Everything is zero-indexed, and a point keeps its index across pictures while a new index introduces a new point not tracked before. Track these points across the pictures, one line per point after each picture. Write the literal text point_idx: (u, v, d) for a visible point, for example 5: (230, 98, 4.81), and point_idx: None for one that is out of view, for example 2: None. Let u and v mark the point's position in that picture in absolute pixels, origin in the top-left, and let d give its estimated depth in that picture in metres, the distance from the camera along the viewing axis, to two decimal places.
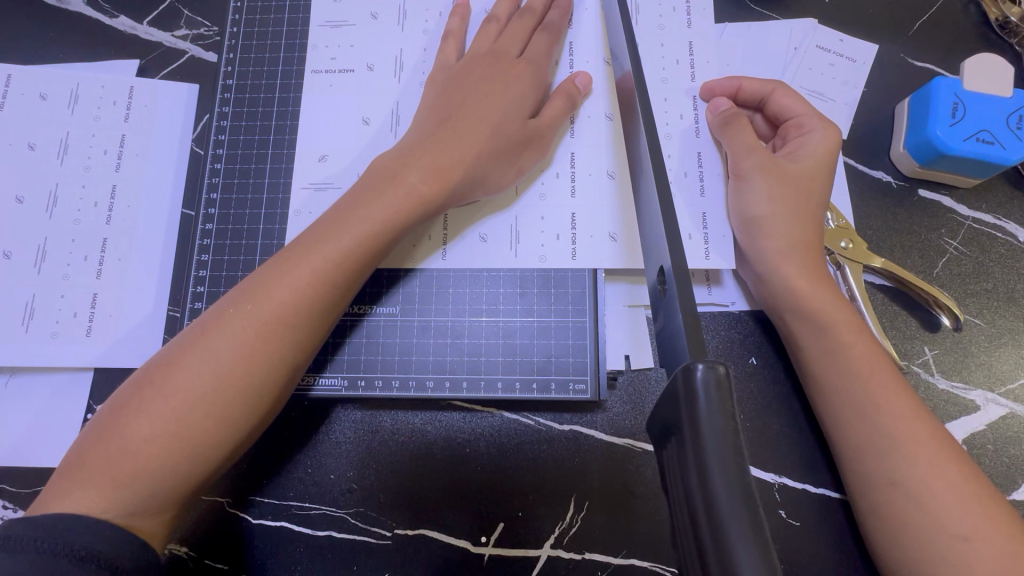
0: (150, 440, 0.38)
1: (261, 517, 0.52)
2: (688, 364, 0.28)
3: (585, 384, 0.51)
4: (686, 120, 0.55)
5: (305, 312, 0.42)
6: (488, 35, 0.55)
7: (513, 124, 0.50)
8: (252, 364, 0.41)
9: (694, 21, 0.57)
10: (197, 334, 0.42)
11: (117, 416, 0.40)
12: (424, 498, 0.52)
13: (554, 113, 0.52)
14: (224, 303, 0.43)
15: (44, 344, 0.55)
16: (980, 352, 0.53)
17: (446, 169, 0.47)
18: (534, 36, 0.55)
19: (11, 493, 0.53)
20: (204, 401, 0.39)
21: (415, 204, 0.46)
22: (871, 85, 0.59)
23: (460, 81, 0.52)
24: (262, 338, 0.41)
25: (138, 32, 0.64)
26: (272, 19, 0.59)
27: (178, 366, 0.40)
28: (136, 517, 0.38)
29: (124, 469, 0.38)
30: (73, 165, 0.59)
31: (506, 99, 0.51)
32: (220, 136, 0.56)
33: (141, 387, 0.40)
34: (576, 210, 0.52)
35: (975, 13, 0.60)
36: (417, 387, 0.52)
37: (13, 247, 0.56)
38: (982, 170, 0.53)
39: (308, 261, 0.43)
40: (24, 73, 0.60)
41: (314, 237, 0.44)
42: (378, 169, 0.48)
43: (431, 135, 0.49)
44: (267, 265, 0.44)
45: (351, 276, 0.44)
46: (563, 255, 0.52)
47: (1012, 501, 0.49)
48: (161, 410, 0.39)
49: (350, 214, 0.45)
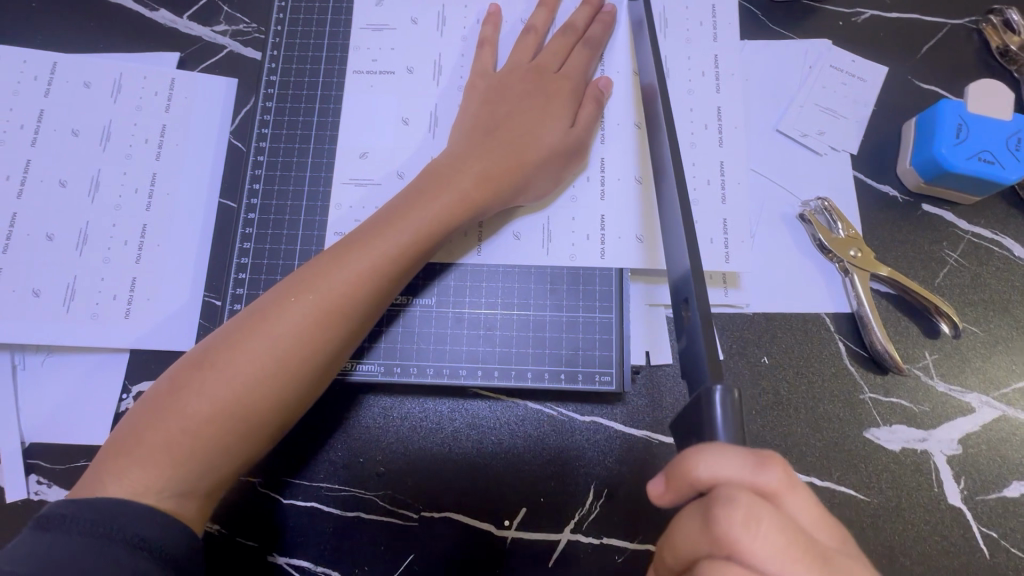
0: (211, 419, 0.41)
1: (293, 497, 0.54)
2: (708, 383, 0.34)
3: (610, 377, 0.54)
4: (711, 128, 0.58)
5: (359, 305, 0.45)
6: (523, 45, 0.58)
7: (554, 134, 0.53)
8: (309, 352, 0.44)
9: (719, 36, 0.61)
10: (252, 320, 0.44)
11: (176, 395, 0.42)
12: (450, 483, 0.55)
13: (586, 118, 0.55)
14: (278, 291, 0.45)
15: (83, 324, 0.57)
16: (977, 358, 0.56)
17: (493, 178, 0.51)
18: (572, 49, 0.58)
19: (46, 469, 0.55)
20: (262, 385, 0.42)
21: (461, 208, 0.49)
22: (880, 104, 0.62)
23: (498, 88, 0.56)
24: (318, 327, 0.44)
25: (179, 26, 0.65)
26: (315, 20, 0.61)
27: (236, 350, 0.43)
28: (183, 502, 0.40)
29: (185, 447, 0.40)
30: (115, 152, 0.61)
31: (544, 111, 0.54)
32: (264, 130, 0.59)
33: (199, 368, 0.42)
34: (605, 212, 0.55)
35: (978, 41, 0.64)
36: (450, 375, 0.54)
37: (55, 230, 0.58)
38: (982, 187, 0.56)
39: (361, 257, 0.46)
40: (69, 62, 0.62)
41: (366, 234, 0.47)
42: (431, 173, 0.51)
43: (477, 145, 0.52)
44: (320, 258, 0.47)
45: (400, 273, 0.47)
46: (592, 253, 0.55)
47: (1003, 498, 0.53)
48: (221, 392, 0.41)
49: (400, 215, 0.48)
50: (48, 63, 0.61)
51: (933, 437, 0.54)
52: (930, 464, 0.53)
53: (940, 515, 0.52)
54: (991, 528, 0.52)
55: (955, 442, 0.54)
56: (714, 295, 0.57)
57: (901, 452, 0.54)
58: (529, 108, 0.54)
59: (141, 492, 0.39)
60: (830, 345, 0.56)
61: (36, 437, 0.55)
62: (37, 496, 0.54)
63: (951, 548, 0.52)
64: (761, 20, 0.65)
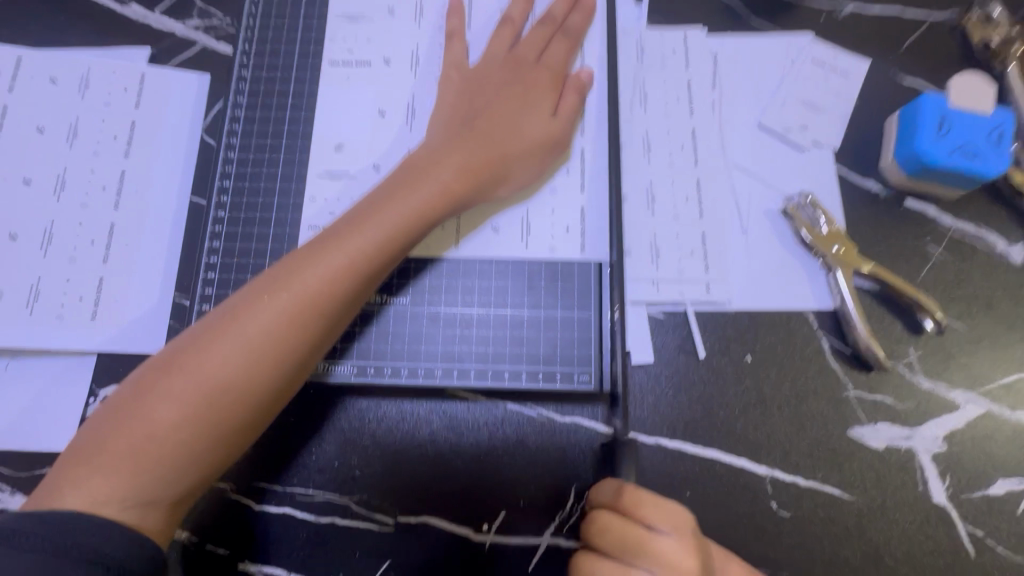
0: (178, 425, 0.40)
1: (265, 503, 0.53)
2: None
3: (589, 375, 0.52)
4: (687, 149, 0.60)
5: (334, 303, 0.44)
6: (496, 37, 0.57)
7: (532, 125, 0.52)
8: (281, 351, 0.42)
9: (692, 61, 0.62)
10: (223, 319, 0.42)
11: (142, 400, 0.40)
12: (427, 485, 0.53)
13: (564, 108, 0.54)
14: (250, 290, 0.44)
15: (47, 326, 0.55)
16: (961, 354, 0.55)
17: (474, 172, 0.50)
18: (552, 41, 0.57)
19: (8, 477, 0.53)
20: (233, 386, 0.41)
21: (441, 204, 0.48)
22: (862, 99, 0.62)
23: (475, 80, 0.55)
24: (291, 326, 0.42)
25: (149, 20, 0.64)
26: (288, 12, 0.60)
27: (204, 352, 0.41)
28: (148, 512, 0.39)
29: (152, 454, 0.39)
30: (81, 149, 0.59)
31: (522, 102, 0.53)
32: (235, 126, 0.57)
33: (166, 371, 0.41)
34: (586, 204, 0.55)
35: (960, 34, 0.63)
36: (425, 375, 0.53)
37: (19, 230, 0.56)
38: (965, 182, 0.56)
39: (336, 253, 0.44)
40: (35, 57, 0.60)
41: (341, 230, 0.46)
42: (409, 167, 0.50)
43: (454, 138, 0.51)
44: (293, 254, 0.45)
45: (378, 270, 0.46)
46: (573, 247, 0.54)
47: (988, 496, 0.52)
48: (188, 395, 0.40)
49: (376, 210, 0.47)
50: (13, 59, 0.60)
51: (917, 434, 0.53)
52: (914, 463, 0.53)
53: (925, 515, 0.51)
54: (976, 527, 0.51)
55: (940, 440, 0.53)
56: (695, 291, 0.56)
57: (885, 451, 0.53)
58: (508, 98, 0.53)
59: (105, 501, 0.37)
60: (812, 342, 0.55)
61: None
62: None
63: (936, 547, 0.51)
64: (743, 14, 0.64)
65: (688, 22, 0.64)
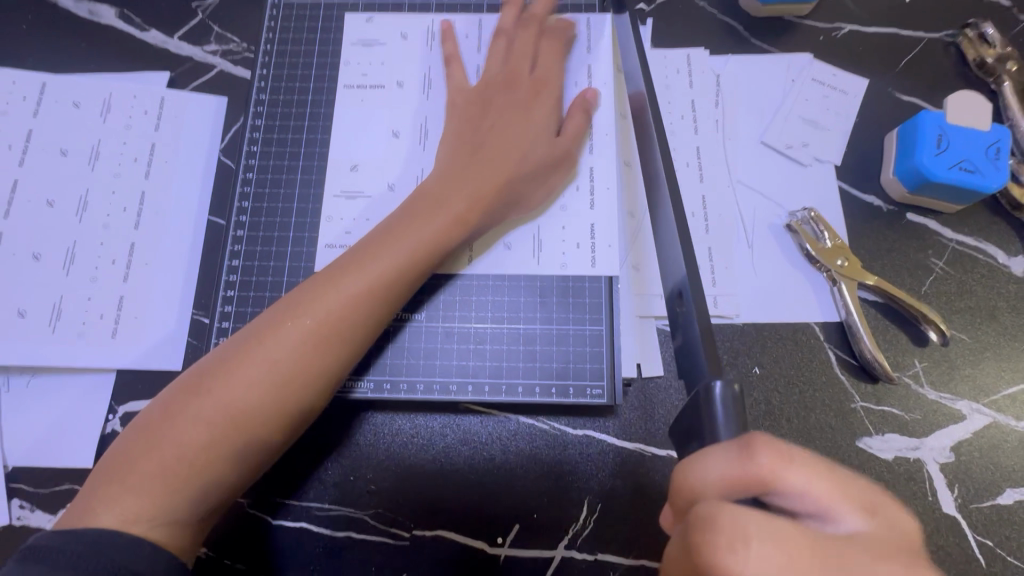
0: (205, 446, 0.40)
1: (281, 518, 0.53)
2: (706, 380, 0.33)
3: (601, 390, 0.53)
4: (692, 166, 0.62)
5: (355, 327, 0.45)
6: (488, 57, 0.59)
7: (537, 143, 0.54)
8: (303, 374, 0.43)
9: (696, 80, 0.64)
10: (246, 343, 0.44)
11: (169, 422, 0.41)
12: (442, 500, 0.54)
13: (571, 124, 0.56)
14: (272, 314, 0.45)
15: (69, 345, 0.56)
16: (966, 365, 0.56)
17: (487, 197, 0.51)
18: (540, 48, 0.59)
19: (29, 493, 0.54)
20: (257, 409, 0.42)
21: (457, 228, 0.50)
22: (862, 116, 0.63)
23: (480, 98, 0.57)
24: (315, 350, 0.44)
25: (168, 46, 0.66)
26: (304, 39, 0.62)
27: (228, 375, 0.42)
28: (176, 528, 0.39)
29: (179, 475, 0.40)
30: (103, 171, 0.61)
31: (525, 119, 0.55)
32: (253, 148, 0.59)
33: (192, 395, 0.42)
34: (595, 220, 0.56)
35: (954, 53, 0.65)
36: (440, 391, 0.54)
37: (42, 250, 0.58)
38: (965, 196, 0.57)
39: (356, 278, 0.46)
40: (59, 83, 0.62)
41: (362, 255, 0.47)
42: (425, 193, 0.51)
43: (467, 163, 0.52)
44: (314, 279, 0.47)
45: (397, 294, 0.47)
46: (584, 263, 0.55)
47: (997, 505, 0.53)
48: (213, 417, 0.41)
49: (395, 236, 0.48)
50: (37, 85, 0.62)
51: (924, 444, 0.54)
52: (922, 473, 0.53)
53: (935, 525, 0.52)
54: (986, 537, 0.52)
55: (947, 450, 0.54)
56: None
57: (894, 461, 0.54)
58: (512, 116, 0.55)
59: (133, 520, 0.38)
60: (819, 354, 0.56)
61: (19, 461, 0.54)
62: (19, 521, 0.53)
63: (948, 557, 0.51)
64: (744, 36, 0.66)
65: (690, 43, 0.66)
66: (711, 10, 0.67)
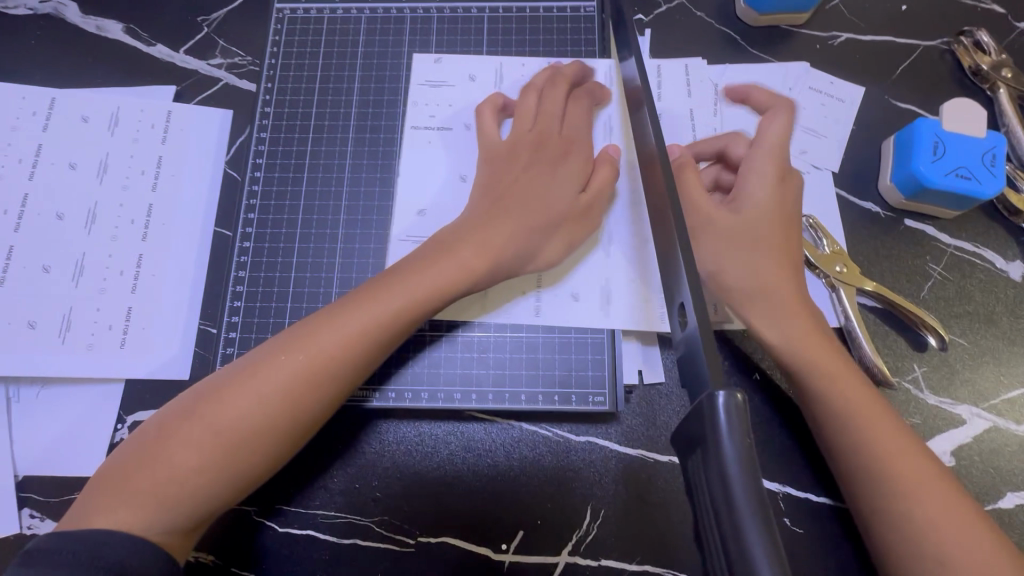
0: (196, 469, 0.42)
1: (288, 525, 0.54)
2: (710, 391, 0.31)
3: (603, 397, 0.55)
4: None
5: (352, 363, 0.46)
6: (533, 109, 0.58)
7: (561, 197, 0.54)
8: (297, 405, 0.44)
9: (694, 89, 0.65)
10: (247, 370, 0.45)
11: (165, 441, 0.42)
12: (445, 508, 0.54)
13: (598, 177, 0.56)
14: (273, 345, 0.46)
15: (78, 356, 0.57)
16: (965, 370, 0.57)
17: (493, 246, 0.51)
18: (571, 102, 0.59)
19: (39, 502, 0.54)
20: (250, 435, 0.43)
21: (462, 277, 0.49)
22: (859, 123, 0.64)
23: (508, 154, 0.56)
24: (307, 385, 0.44)
25: (175, 60, 0.67)
26: (308, 53, 0.64)
27: (226, 400, 0.43)
28: (171, 536, 0.41)
29: (170, 493, 0.41)
30: (111, 184, 0.62)
31: (555, 173, 0.55)
32: (258, 160, 0.60)
33: (190, 416, 0.43)
34: (597, 250, 0.57)
35: (950, 61, 0.66)
36: (445, 399, 0.55)
37: (51, 262, 0.59)
38: (961, 202, 0.58)
39: (358, 315, 0.46)
40: (67, 97, 0.63)
41: (362, 296, 0.48)
42: (436, 241, 0.51)
43: (480, 209, 0.53)
44: (318, 314, 0.48)
45: (393, 338, 0.48)
46: (587, 294, 0.56)
47: (998, 509, 0.53)
48: (208, 440, 0.42)
49: (396, 280, 0.48)
50: (46, 99, 0.63)
51: None
52: None
53: None
54: None
55: (948, 455, 0.54)
56: None
57: None
58: (541, 171, 0.54)
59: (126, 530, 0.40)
60: None
61: (29, 470, 0.55)
62: (30, 530, 0.54)
63: None
64: (741, 44, 0.67)
65: (688, 53, 0.67)
66: (708, 20, 0.68)
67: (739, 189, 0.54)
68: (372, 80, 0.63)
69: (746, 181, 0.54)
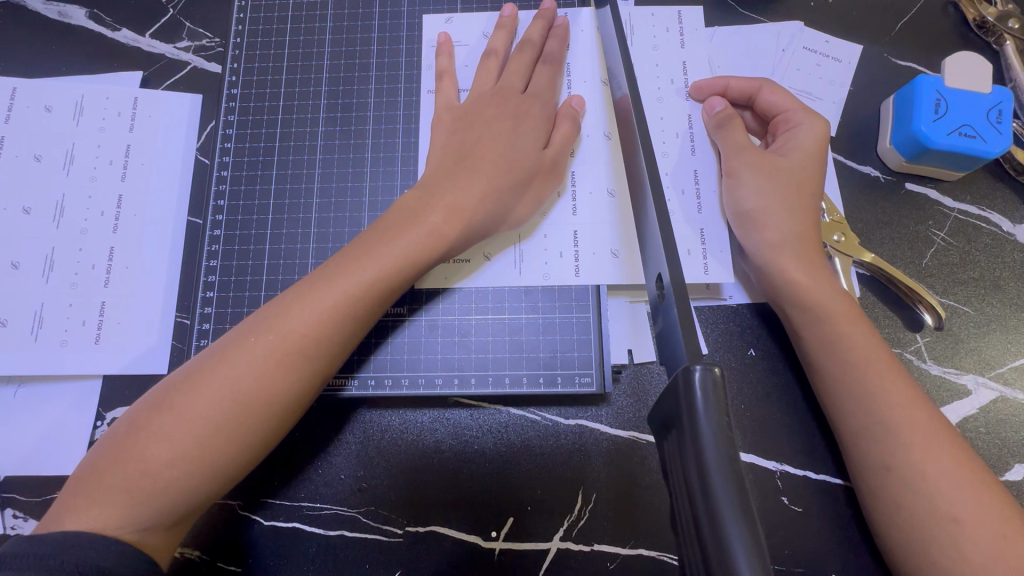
0: (169, 462, 0.40)
1: (273, 518, 0.53)
2: (686, 365, 0.29)
3: (590, 378, 0.52)
4: (682, 138, 0.56)
5: (326, 344, 0.44)
6: (499, 72, 0.56)
7: (528, 155, 0.52)
8: (272, 392, 0.42)
9: (687, 40, 0.59)
10: (215, 358, 0.43)
11: (134, 439, 0.40)
12: (432, 494, 0.53)
13: (559, 134, 0.54)
14: (240, 330, 0.44)
15: (52, 353, 0.55)
16: (971, 339, 0.54)
17: (466, 210, 0.48)
18: (537, 70, 0.56)
19: (21, 503, 0.53)
20: (225, 423, 0.41)
21: (433, 245, 0.47)
22: (856, 84, 0.61)
23: (471, 117, 0.54)
24: (281, 370, 0.42)
25: (140, 44, 0.64)
26: (275, 29, 0.61)
27: (196, 391, 0.41)
28: (148, 535, 0.40)
29: (143, 490, 0.39)
30: (79, 175, 0.60)
31: (518, 134, 0.52)
32: (226, 145, 0.58)
33: (160, 409, 0.41)
34: (579, 227, 0.54)
35: (953, 14, 0.62)
36: (426, 386, 0.53)
37: (21, 258, 0.57)
38: (965, 163, 0.55)
39: (328, 293, 0.44)
40: (30, 88, 0.61)
41: (330, 274, 0.45)
42: (402, 208, 0.49)
43: (450, 176, 0.50)
44: (286, 295, 0.45)
45: (368, 312, 0.45)
46: (567, 272, 0.53)
47: (1006, 482, 0.51)
48: (179, 433, 0.40)
49: (366, 254, 0.46)
50: (8, 89, 0.61)
51: None
52: None
53: None
54: None
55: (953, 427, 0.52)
56: (693, 271, 0.52)
57: None
58: (504, 134, 0.52)
59: (102, 531, 0.38)
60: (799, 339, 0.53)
61: (8, 472, 0.54)
62: (13, 531, 0.53)
63: None
64: (730, 5, 0.63)
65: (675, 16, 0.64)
66: None
67: (786, 136, 0.53)
68: (342, 57, 0.60)
69: (797, 126, 0.53)
